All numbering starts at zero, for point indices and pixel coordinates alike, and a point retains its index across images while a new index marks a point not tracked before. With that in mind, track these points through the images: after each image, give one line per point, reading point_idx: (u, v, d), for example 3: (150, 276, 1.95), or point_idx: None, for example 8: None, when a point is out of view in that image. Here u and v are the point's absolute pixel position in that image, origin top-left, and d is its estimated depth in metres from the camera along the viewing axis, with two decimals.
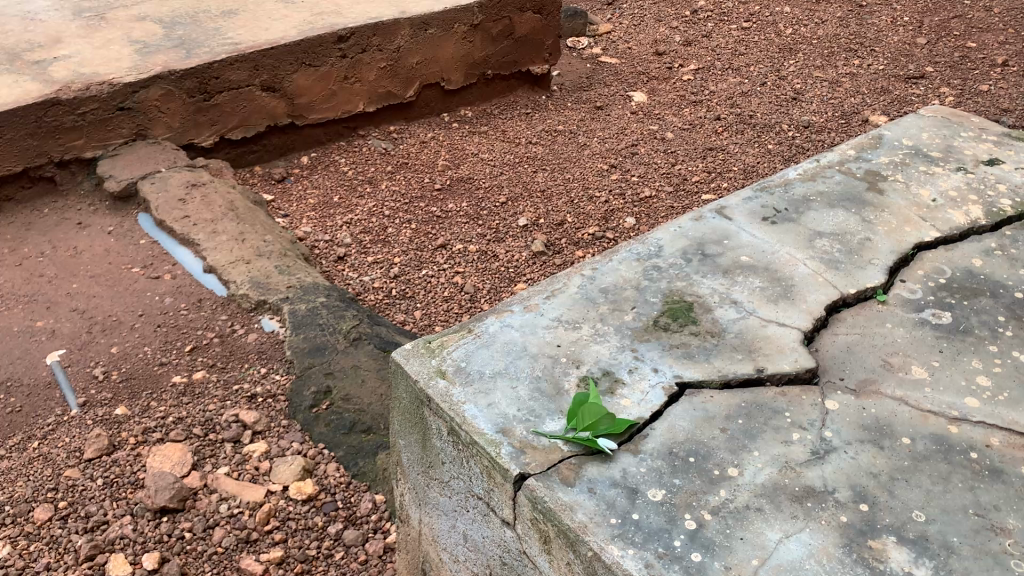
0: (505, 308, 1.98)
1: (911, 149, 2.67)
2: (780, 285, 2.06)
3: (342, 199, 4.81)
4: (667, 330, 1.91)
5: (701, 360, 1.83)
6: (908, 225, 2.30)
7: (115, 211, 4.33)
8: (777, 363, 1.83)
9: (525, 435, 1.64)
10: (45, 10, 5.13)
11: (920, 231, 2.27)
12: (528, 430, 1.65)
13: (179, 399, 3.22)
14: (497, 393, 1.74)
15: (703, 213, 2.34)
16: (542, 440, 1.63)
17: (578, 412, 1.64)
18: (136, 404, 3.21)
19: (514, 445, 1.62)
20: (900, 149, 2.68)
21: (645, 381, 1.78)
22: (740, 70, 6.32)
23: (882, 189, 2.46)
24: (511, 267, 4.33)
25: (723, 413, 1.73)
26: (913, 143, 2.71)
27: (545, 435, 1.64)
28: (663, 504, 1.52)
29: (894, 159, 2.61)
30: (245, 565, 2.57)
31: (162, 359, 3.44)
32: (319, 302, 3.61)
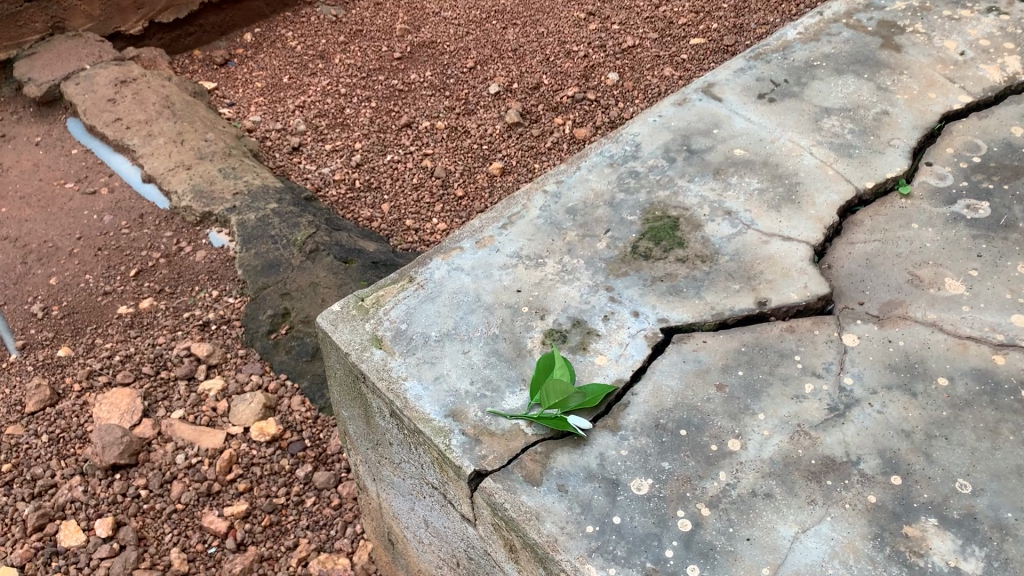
0: (453, 244, 1.64)
1: None
2: (783, 185, 1.71)
3: (293, 80, 4.35)
4: (648, 258, 1.58)
5: (691, 295, 1.51)
6: (933, 90, 1.92)
7: (41, 118, 3.91)
8: (783, 292, 1.51)
9: (483, 419, 1.35)
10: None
11: (947, 97, 1.90)
12: (484, 412, 1.36)
13: (127, 333, 2.93)
14: (446, 362, 1.43)
15: (688, 94, 1.96)
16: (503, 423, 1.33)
17: (538, 392, 1.34)
18: (80, 344, 2.92)
19: (469, 432, 1.33)
20: None
21: (623, 330, 1.46)
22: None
23: (898, 44, 2.06)
24: (485, 142, 3.89)
25: (719, 364, 1.42)
26: None
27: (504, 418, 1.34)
28: (651, 500, 1.24)
29: (912, 2, 2.19)
30: (208, 523, 2.34)
31: (104, 287, 3.12)
32: (270, 208, 3.25)
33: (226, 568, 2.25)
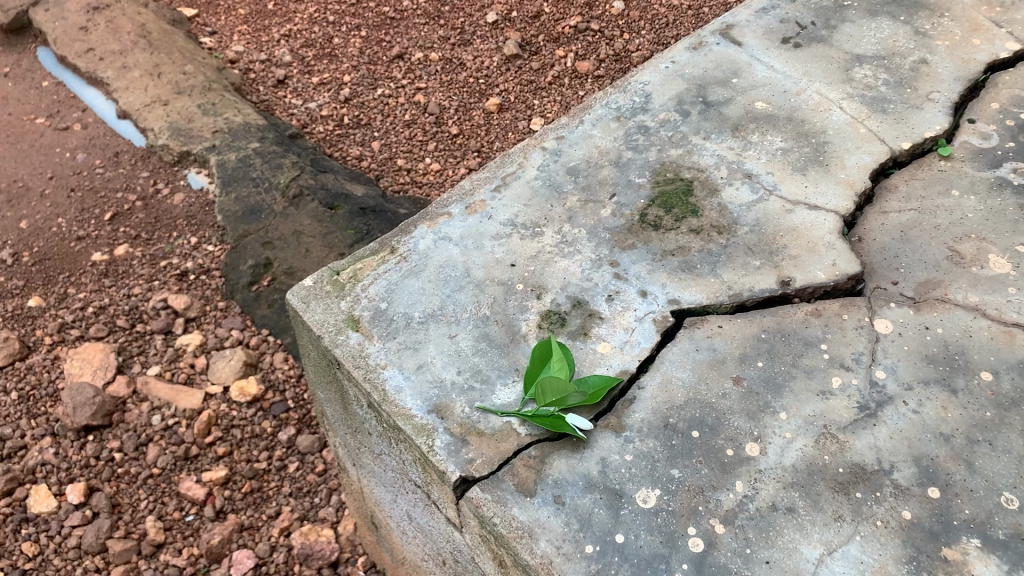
0: (441, 210, 1.48)
1: None
2: (809, 145, 1.53)
3: (278, 6, 4.10)
4: (658, 229, 1.42)
5: (706, 273, 1.35)
6: (977, 36, 1.72)
7: (10, 47, 3.69)
8: (808, 270, 1.35)
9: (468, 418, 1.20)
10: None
11: (993, 45, 1.70)
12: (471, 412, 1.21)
13: (101, 282, 2.77)
14: (431, 349, 1.28)
15: (705, 37, 1.77)
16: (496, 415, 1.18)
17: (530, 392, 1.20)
18: (51, 293, 2.76)
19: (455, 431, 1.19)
20: None
21: (629, 313, 1.31)
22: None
23: None
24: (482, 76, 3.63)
25: (736, 353, 1.27)
26: None
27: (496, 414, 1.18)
28: (658, 515, 1.10)
29: None
30: (185, 489, 2.22)
31: (77, 231, 2.95)
32: (251, 148, 3.05)
33: (204, 538, 2.13)
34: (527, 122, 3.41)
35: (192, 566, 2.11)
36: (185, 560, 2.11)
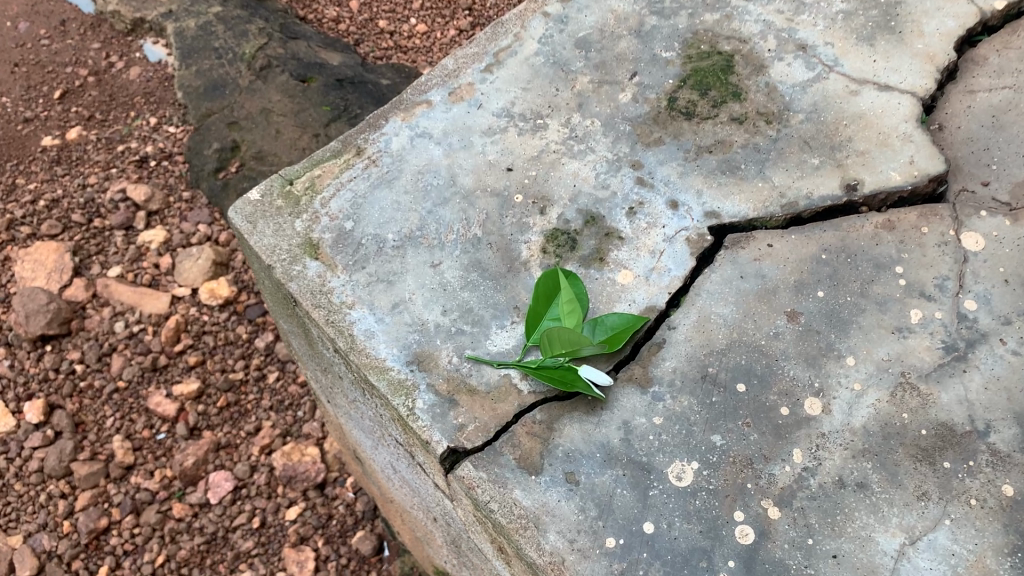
0: (418, 97, 1.19)
1: None
2: (876, 7, 1.23)
3: None
4: (690, 118, 1.14)
5: (751, 176, 1.08)
6: None
7: None
8: (879, 170, 1.08)
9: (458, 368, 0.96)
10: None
11: None
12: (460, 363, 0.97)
13: (52, 169, 2.47)
14: (409, 281, 1.03)
15: None
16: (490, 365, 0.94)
17: (534, 341, 0.96)
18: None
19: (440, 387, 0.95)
20: None
21: (656, 231, 1.05)
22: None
23: None
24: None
25: (789, 279, 1.02)
26: None
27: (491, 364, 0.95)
28: (696, 495, 0.88)
29: None
30: (154, 405, 2.01)
31: (22, 112, 2.62)
32: (211, 13, 2.66)
33: (177, 460, 1.94)
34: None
35: (166, 491, 1.92)
36: (157, 484, 1.93)
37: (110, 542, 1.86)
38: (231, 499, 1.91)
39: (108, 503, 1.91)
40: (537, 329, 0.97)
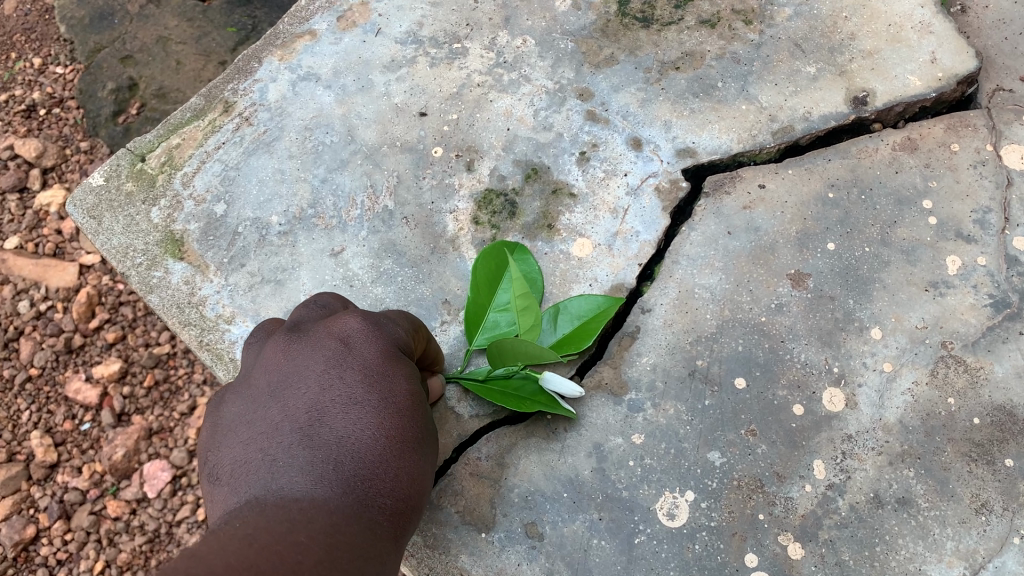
0: (299, 28, 1.01)
1: None
2: None
3: None
4: (648, 25, 0.98)
5: (732, 96, 0.93)
6: None
7: None
8: (892, 76, 0.92)
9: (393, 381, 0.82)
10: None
11: None
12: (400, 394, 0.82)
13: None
14: (304, 278, 0.87)
15: None
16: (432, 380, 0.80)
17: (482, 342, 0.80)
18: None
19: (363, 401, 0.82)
20: None
21: (619, 181, 0.90)
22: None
23: None
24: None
25: (792, 230, 0.87)
26: None
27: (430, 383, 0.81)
28: (707, 532, 0.75)
29: None
30: (73, 392, 1.43)
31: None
32: None
33: (106, 453, 1.38)
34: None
35: (97, 489, 1.37)
36: (87, 482, 1.37)
37: (41, 555, 1.33)
38: (171, 491, 1.37)
39: (34, 511, 1.35)
40: (484, 325, 0.81)
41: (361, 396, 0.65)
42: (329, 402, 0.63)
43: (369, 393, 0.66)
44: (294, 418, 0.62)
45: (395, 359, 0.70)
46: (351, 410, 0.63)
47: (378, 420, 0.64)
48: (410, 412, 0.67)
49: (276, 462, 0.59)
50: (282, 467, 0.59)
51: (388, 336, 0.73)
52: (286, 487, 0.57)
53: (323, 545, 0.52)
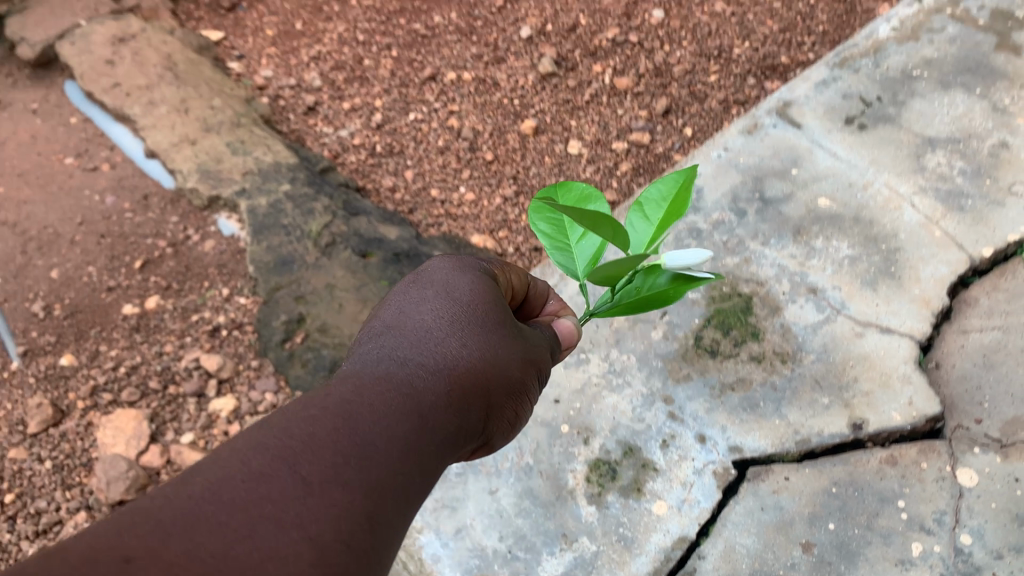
0: None
1: (995, 36, 2.19)
2: (877, 252, 1.82)
3: (307, 26, 3.91)
4: (714, 356, 1.72)
5: (771, 412, 1.63)
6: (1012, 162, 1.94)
7: (37, 82, 3.63)
8: (881, 410, 1.61)
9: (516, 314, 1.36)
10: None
11: None
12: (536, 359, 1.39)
13: (108, 311, 2.75)
14: (470, 508, 1.60)
15: (764, 118, 2.10)
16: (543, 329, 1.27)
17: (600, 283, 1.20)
18: (66, 299, 2.79)
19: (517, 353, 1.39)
20: (977, 37, 2.19)
21: (685, 464, 1.60)
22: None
23: (992, 87, 2.08)
24: (494, 60, 3.64)
25: (806, 511, 1.53)
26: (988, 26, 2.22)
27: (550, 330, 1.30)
28: None
29: (964, 45, 2.18)
30: None
31: (97, 230, 2.96)
32: (282, 193, 2.88)
33: None
34: (584, 154, 3.29)
35: None
36: None
37: None
38: None
39: None
40: (594, 257, 1.29)
41: (439, 314, 1.08)
42: (413, 324, 1.06)
43: (442, 314, 1.08)
44: (390, 333, 1.05)
45: (466, 291, 1.12)
46: (429, 325, 1.06)
47: (446, 329, 1.06)
48: (474, 322, 1.08)
49: (373, 350, 1.02)
50: (379, 351, 1.02)
51: (472, 276, 1.16)
52: (371, 364, 0.98)
53: (348, 402, 0.86)
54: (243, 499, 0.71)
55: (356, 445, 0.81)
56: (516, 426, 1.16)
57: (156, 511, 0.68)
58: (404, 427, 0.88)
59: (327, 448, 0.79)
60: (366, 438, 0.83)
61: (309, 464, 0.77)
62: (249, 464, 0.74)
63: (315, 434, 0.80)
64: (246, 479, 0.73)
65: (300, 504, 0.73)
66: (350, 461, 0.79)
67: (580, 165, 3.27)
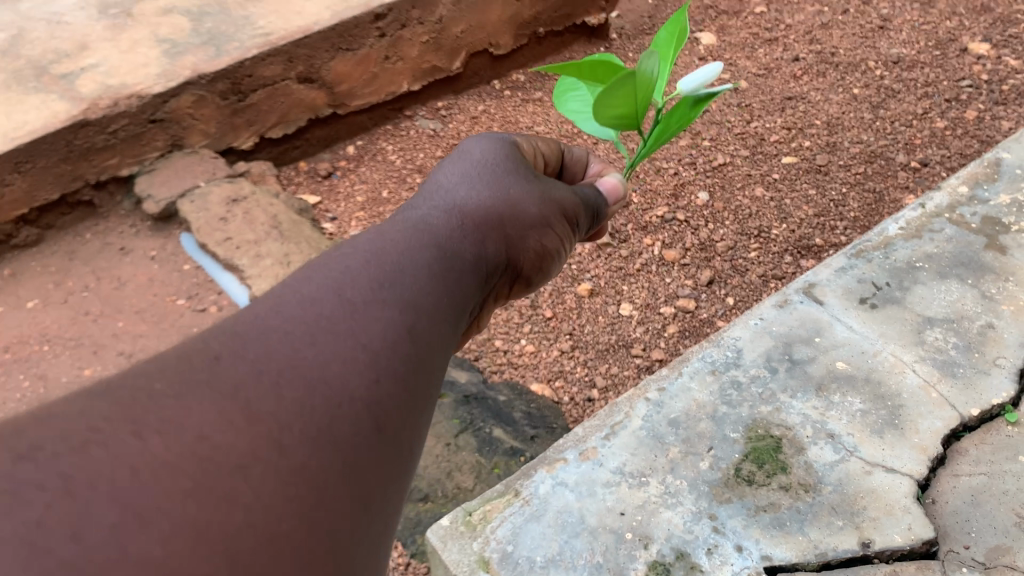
0: (560, 455, 2.13)
1: (983, 238, 2.67)
2: (885, 406, 2.22)
3: (392, 194, 4.44)
4: (751, 484, 2.05)
5: (795, 530, 1.96)
6: (993, 341, 2.38)
7: (157, 232, 4.17)
8: (886, 533, 1.96)
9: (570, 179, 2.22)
10: (32, 22, 4.71)
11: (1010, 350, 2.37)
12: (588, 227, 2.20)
13: None
14: None
15: (792, 295, 2.51)
16: (590, 191, 2.04)
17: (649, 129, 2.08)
18: None
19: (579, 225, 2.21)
20: (966, 238, 2.67)
21: (727, 565, 1.91)
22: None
23: (982, 281, 2.54)
24: None
25: None
26: (979, 228, 2.70)
27: (597, 189, 2.11)
28: None
29: (960, 243, 2.65)
30: None
31: None
32: None
33: None
34: (634, 317, 3.67)
35: None
36: None
37: None
38: None
39: None
40: None
41: (466, 178, 1.75)
42: (451, 185, 1.72)
43: (469, 179, 1.74)
44: (435, 191, 1.71)
45: (487, 164, 1.80)
46: (459, 186, 1.72)
47: (469, 187, 1.71)
48: (488, 183, 1.74)
49: (426, 198, 1.68)
50: (427, 200, 1.67)
51: (496, 157, 1.84)
52: (422, 206, 1.63)
53: (389, 236, 1.44)
54: (303, 319, 1.15)
55: (383, 275, 1.31)
56: (545, 248, 1.82)
57: (235, 329, 1.11)
58: (429, 244, 1.46)
59: (360, 284, 1.27)
60: (398, 262, 1.36)
61: (348, 292, 1.24)
62: (305, 293, 1.21)
63: (352, 275, 1.28)
64: (303, 304, 1.18)
65: (346, 319, 1.18)
66: (379, 286, 1.28)
67: (631, 325, 3.65)
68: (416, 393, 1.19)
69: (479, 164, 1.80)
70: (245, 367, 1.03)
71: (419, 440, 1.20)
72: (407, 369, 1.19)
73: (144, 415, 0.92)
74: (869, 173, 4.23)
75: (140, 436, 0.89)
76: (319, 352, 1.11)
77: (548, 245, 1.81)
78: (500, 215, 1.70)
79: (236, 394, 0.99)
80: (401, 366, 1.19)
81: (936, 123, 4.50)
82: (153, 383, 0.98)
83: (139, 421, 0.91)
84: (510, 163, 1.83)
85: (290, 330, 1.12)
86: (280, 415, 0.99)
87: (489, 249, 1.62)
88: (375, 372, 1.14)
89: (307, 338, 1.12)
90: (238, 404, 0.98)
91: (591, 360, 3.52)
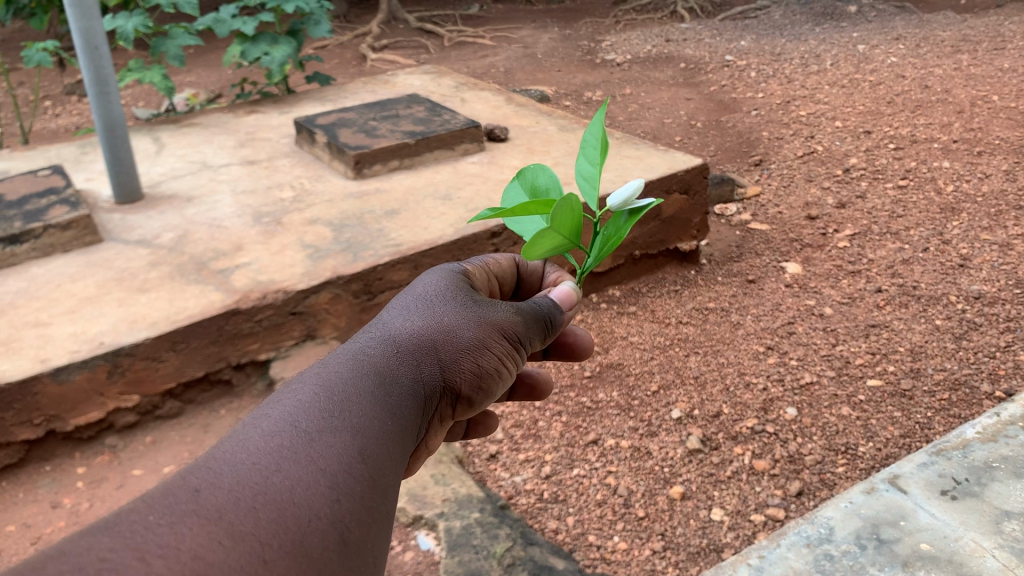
0: None
1: None
2: None
3: None
4: None
5: None
6: None
7: None
8: None
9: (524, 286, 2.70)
10: (196, 226, 5.45)
11: None
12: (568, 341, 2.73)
13: None
14: None
15: (877, 485, 2.76)
16: (542, 302, 2.35)
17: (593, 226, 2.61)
18: None
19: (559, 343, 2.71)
20: None
21: None
22: (897, 219, 6.16)
23: None
24: (648, 432, 4.39)
25: None
26: None
27: (549, 298, 2.40)
28: None
29: None
30: None
31: None
32: (473, 519, 3.64)
33: None
34: (725, 520, 3.83)
35: None
36: None
37: None
38: None
39: None
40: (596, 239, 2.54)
41: (416, 305, 2.19)
42: (402, 311, 2.17)
43: (416, 307, 2.18)
44: (387, 320, 2.14)
45: (435, 287, 2.26)
46: (407, 314, 2.16)
47: (415, 318, 2.14)
48: (430, 306, 2.19)
49: (378, 323, 2.12)
50: (378, 325, 2.11)
51: (448, 283, 2.28)
52: (374, 331, 2.08)
53: (333, 368, 1.87)
54: (264, 452, 1.57)
55: (331, 406, 1.74)
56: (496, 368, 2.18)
57: (211, 464, 1.52)
58: (369, 379, 1.88)
59: (315, 418, 1.69)
60: (343, 394, 1.79)
61: (303, 424, 1.66)
62: (264, 429, 1.63)
63: (305, 406, 1.72)
64: (261, 437, 1.61)
65: (304, 447, 1.61)
66: (329, 416, 1.71)
67: (722, 530, 3.78)
68: (373, 508, 1.62)
69: (422, 297, 2.22)
70: (220, 495, 1.44)
71: (380, 535, 1.63)
72: (363, 487, 1.62)
73: (146, 544, 1.31)
74: (953, 399, 4.42)
75: (147, 561, 1.28)
76: (283, 478, 1.53)
77: (484, 365, 2.14)
78: (440, 344, 2.10)
79: (219, 520, 1.40)
80: (356, 483, 1.61)
81: (1020, 355, 4.70)
82: (154, 516, 1.37)
83: (142, 548, 1.30)
84: (457, 288, 2.27)
85: (259, 461, 1.55)
86: (260, 535, 1.41)
87: (429, 374, 2.04)
88: (336, 493, 1.56)
89: (273, 466, 1.54)
90: (224, 527, 1.39)
91: (682, 560, 3.65)
